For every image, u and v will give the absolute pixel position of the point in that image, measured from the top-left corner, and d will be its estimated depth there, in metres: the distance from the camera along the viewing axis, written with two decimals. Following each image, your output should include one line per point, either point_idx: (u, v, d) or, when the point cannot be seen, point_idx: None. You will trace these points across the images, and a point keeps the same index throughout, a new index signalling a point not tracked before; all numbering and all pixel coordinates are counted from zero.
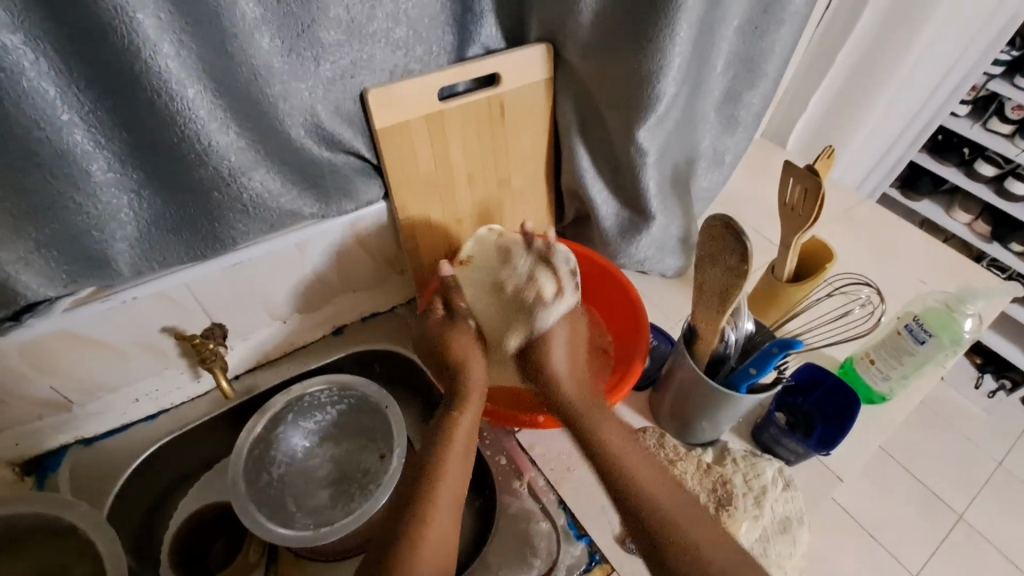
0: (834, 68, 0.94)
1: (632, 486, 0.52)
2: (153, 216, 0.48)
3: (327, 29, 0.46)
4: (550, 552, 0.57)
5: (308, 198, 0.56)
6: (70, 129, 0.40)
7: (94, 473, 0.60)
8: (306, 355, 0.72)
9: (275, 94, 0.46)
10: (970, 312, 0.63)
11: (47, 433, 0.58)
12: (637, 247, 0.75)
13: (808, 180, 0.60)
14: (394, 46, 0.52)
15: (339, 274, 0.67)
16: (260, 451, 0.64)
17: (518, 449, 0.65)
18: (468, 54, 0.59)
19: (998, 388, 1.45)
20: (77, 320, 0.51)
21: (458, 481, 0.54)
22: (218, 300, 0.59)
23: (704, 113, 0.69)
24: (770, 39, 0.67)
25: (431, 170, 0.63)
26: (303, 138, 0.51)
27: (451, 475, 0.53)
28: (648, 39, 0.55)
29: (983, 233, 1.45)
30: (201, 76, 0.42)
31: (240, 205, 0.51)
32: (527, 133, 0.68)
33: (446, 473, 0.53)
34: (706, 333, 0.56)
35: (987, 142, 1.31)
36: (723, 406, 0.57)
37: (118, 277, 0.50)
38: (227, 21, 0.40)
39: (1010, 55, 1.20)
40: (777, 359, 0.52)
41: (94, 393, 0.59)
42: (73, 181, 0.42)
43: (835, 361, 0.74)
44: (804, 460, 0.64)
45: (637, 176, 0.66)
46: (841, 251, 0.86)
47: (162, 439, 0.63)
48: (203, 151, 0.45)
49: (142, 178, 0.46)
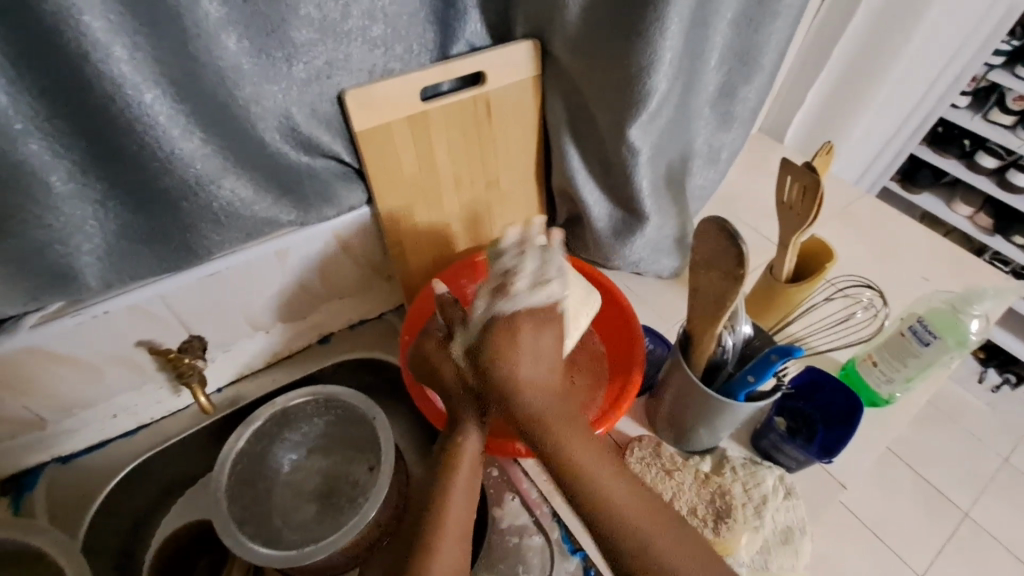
0: (831, 61, 0.92)
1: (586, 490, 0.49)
2: (120, 227, 0.46)
3: (298, 28, 0.44)
4: (544, 566, 0.56)
5: (286, 205, 0.54)
6: (25, 139, 0.38)
7: (72, 494, 0.58)
8: (291, 367, 0.70)
9: (245, 98, 0.44)
10: (976, 312, 0.60)
11: (20, 452, 0.56)
12: (632, 248, 0.73)
13: (807, 177, 0.58)
14: (371, 45, 0.50)
15: (323, 280, 0.65)
16: (242, 468, 0.62)
17: (510, 461, 0.63)
18: (451, 52, 0.57)
19: (1001, 382, 1.46)
20: (45, 338, 0.49)
21: (464, 527, 0.49)
22: (195, 311, 0.56)
23: (697, 110, 0.67)
24: (766, 32, 0.64)
25: (416, 173, 0.60)
26: (277, 142, 0.49)
27: (458, 518, 0.49)
28: (638, 34, 0.53)
29: (985, 226, 1.42)
30: (162, 79, 0.40)
31: (211, 213, 0.48)
32: (515, 132, 0.66)
33: (450, 504, 0.49)
34: (702, 339, 0.54)
35: (988, 133, 1.29)
36: (720, 414, 0.55)
37: (86, 292, 0.48)
38: (188, 21, 0.38)
39: (1011, 45, 1.17)
40: (776, 367, 0.50)
41: (69, 410, 0.57)
42: (31, 193, 0.40)
43: (835, 363, 0.73)
44: (805, 466, 0.62)
45: (630, 175, 0.64)
46: (841, 248, 0.84)
47: (141, 457, 0.61)
48: (168, 158, 0.43)
49: (107, 189, 0.44)
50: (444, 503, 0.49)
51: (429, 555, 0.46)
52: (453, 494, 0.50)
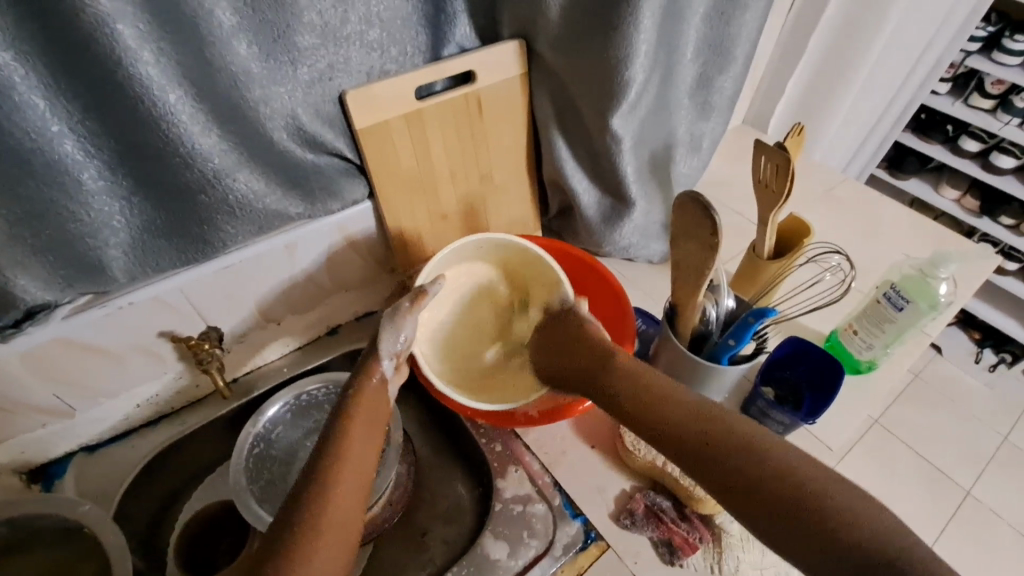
0: (808, 53, 0.96)
1: (715, 455, 0.44)
2: (143, 221, 0.50)
3: (302, 34, 0.48)
4: (547, 532, 0.59)
5: (293, 198, 0.58)
6: (60, 140, 0.42)
7: (99, 479, 0.62)
8: (300, 358, 0.74)
9: (256, 100, 0.48)
10: (943, 276, 0.63)
11: (51, 441, 0.60)
12: (620, 234, 0.77)
13: (778, 156, 0.62)
14: (369, 48, 0.54)
15: (329, 272, 0.69)
16: (262, 450, 0.66)
17: (513, 436, 0.66)
18: (443, 54, 0.62)
19: (998, 361, 1.51)
20: (75, 327, 0.52)
21: (364, 480, 0.46)
22: (210, 301, 0.60)
23: (677, 100, 0.71)
24: (736, 25, 0.69)
25: (414, 167, 0.65)
26: (284, 140, 0.53)
27: (348, 482, 0.44)
28: (614, 29, 0.57)
29: (971, 208, 1.46)
30: (184, 81, 0.44)
31: (227, 206, 0.52)
32: (504, 128, 0.70)
33: (350, 457, 0.46)
34: (685, 310, 0.57)
35: (969, 117, 1.32)
36: (707, 380, 0.59)
37: (112, 283, 0.52)
38: (203, 28, 0.42)
39: (986, 31, 1.21)
40: (755, 328, 0.53)
41: (96, 399, 0.60)
42: (65, 189, 0.44)
43: (818, 333, 0.76)
44: (791, 431, 0.65)
45: (615, 163, 0.69)
46: (822, 229, 0.88)
47: (165, 442, 0.65)
48: (189, 154, 0.47)
49: (132, 185, 0.48)
50: (339, 456, 0.45)
51: (333, 468, 0.44)
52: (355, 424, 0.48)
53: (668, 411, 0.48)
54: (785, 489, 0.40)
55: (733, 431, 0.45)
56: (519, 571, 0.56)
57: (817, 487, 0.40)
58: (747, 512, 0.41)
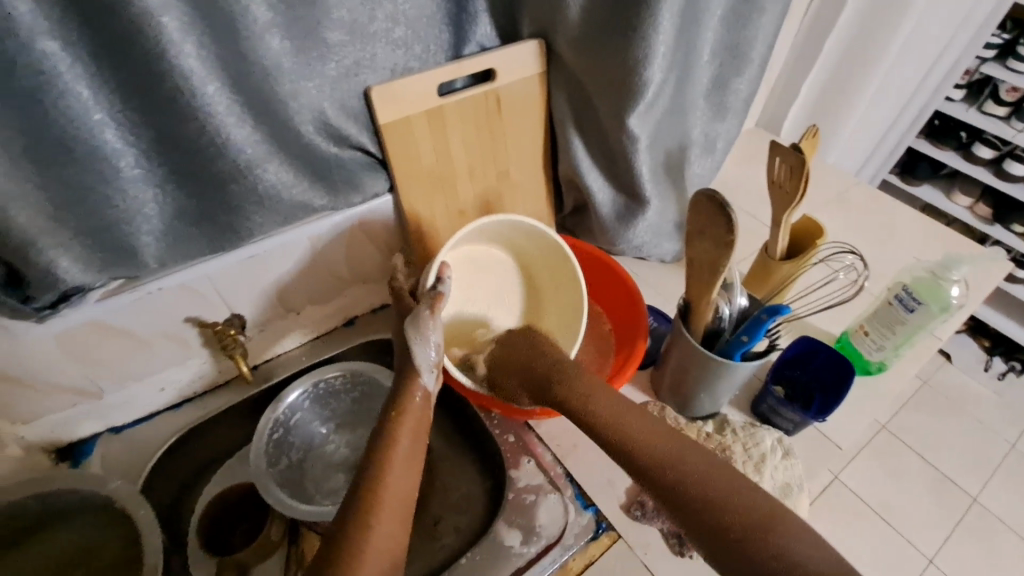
0: (822, 58, 0.97)
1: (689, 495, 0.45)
2: (175, 209, 0.52)
3: (331, 30, 0.50)
4: (561, 521, 0.60)
5: (318, 190, 0.60)
6: (101, 128, 0.43)
7: (124, 460, 0.63)
8: (318, 348, 0.75)
9: (286, 93, 0.50)
10: (955, 279, 0.64)
11: (79, 421, 0.62)
12: (634, 233, 0.78)
13: (792, 157, 0.62)
14: (394, 45, 0.56)
15: (348, 263, 0.71)
16: (280, 436, 0.67)
17: (526, 428, 0.68)
18: (464, 52, 0.63)
19: (1008, 370, 1.51)
20: (107, 311, 0.54)
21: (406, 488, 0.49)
22: (235, 289, 0.62)
23: (692, 102, 0.72)
24: (753, 28, 0.70)
25: (434, 162, 0.66)
26: (311, 133, 0.54)
27: (391, 506, 0.47)
28: (633, 30, 0.59)
29: (983, 215, 1.46)
30: (220, 74, 0.46)
31: (255, 196, 0.54)
32: (522, 126, 0.71)
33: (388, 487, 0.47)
34: (698, 307, 0.58)
35: (982, 124, 1.32)
36: (719, 376, 0.59)
37: (143, 269, 0.53)
38: (240, 23, 0.44)
39: (1001, 38, 1.21)
40: (767, 325, 0.54)
41: (123, 382, 0.62)
42: (104, 176, 0.45)
43: (829, 334, 0.77)
44: (800, 429, 0.66)
45: (631, 162, 0.70)
46: (834, 232, 0.89)
47: (187, 426, 0.67)
48: (222, 144, 0.49)
49: (165, 174, 0.49)
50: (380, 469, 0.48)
51: (370, 490, 0.47)
52: (396, 450, 0.50)
53: (649, 440, 0.49)
54: (751, 525, 0.42)
55: (704, 468, 0.46)
56: (531, 558, 0.58)
57: (781, 535, 0.41)
58: (706, 549, 0.44)
